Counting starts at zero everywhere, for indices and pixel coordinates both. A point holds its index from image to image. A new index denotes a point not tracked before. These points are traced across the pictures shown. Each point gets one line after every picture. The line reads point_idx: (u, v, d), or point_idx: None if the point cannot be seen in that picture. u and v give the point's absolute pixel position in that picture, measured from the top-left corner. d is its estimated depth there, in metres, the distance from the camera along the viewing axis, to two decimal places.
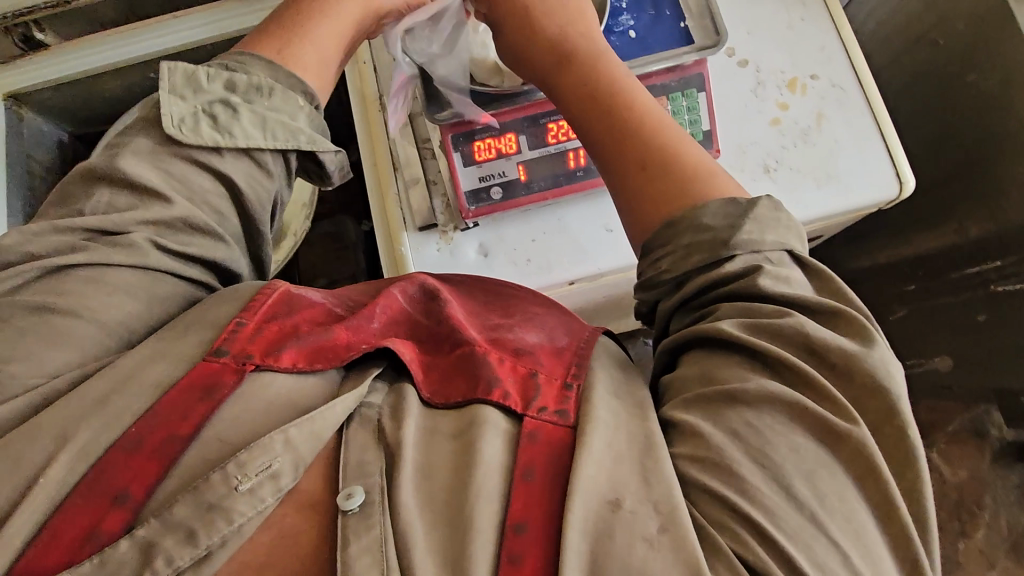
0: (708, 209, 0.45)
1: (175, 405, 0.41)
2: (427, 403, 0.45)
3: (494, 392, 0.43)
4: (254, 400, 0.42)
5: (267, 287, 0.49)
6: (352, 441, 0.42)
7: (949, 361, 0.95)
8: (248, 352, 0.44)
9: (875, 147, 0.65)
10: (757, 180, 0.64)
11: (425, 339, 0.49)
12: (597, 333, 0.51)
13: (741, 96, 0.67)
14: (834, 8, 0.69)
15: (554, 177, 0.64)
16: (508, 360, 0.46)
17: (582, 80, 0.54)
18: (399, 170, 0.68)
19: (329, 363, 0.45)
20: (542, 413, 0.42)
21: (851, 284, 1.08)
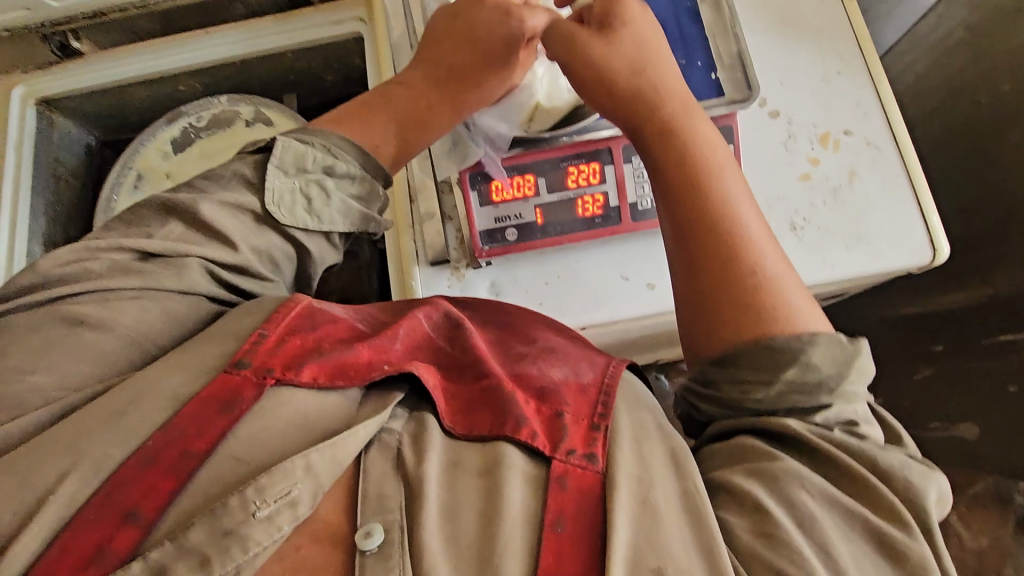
0: (817, 346, 0.41)
1: (194, 420, 0.39)
2: (450, 432, 0.42)
3: (523, 431, 0.41)
4: (274, 418, 0.40)
5: (291, 298, 0.46)
6: (371, 468, 0.40)
7: (974, 431, 0.88)
8: (269, 365, 0.42)
9: (908, 207, 0.63)
10: (781, 236, 0.62)
11: (447, 366, 0.47)
12: (622, 367, 0.47)
13: (771, 147, 0.65)
14: (872, 61, 0.67)
15: (573, 222, 0.61)
16: (534, 401, 0.43)
17: (670, 147, 0.50)
18: (415, 201, 0.67)
19: (349, 382, 0.42)
20: (571, 456, 0.40)
21: (873, 336, 1.04)
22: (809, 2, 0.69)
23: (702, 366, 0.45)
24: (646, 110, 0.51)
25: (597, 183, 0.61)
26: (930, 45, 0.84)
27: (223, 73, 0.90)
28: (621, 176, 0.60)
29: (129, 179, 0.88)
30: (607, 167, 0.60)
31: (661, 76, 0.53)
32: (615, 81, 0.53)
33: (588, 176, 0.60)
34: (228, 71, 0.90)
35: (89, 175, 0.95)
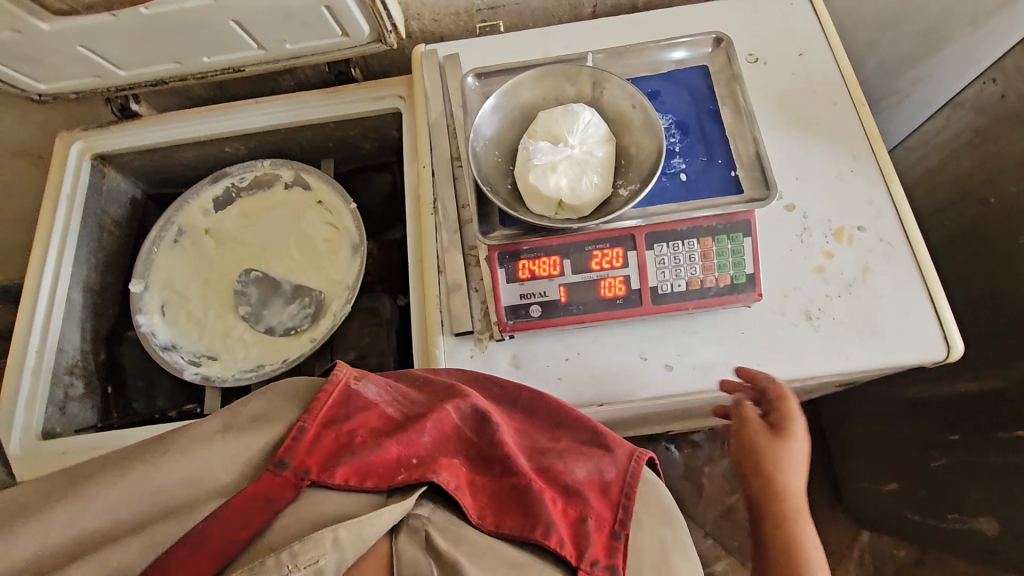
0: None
1: (239, 510, 0.44)
2: (479, 526, 0.47)
3: (551, 537, 0.46)
4: (308, 512, 0.45)
5: (328, 384, 0.52)
6: (403, 553, 0.44)
7: (995, 525, 0.87)
8: (307, 466, 0.47)
9: (920, 305, 0.64)
10: (796, 326, 0.65)
11: (476, 459, 0.52)
12: (644, 459, 0.54)
13: (786, 239, 0.68)
14: (884, 161, 0.70)
15: (595, 302, 0.63)
16: (560, 500, 0.50)
17: (782, 513, 0.57)
18: (444, 272, 0.70)
19: (378, 485, 0.46)
20: (595, 567, 0.46)
21: (905, 412, 1.05)
22: (823, 106, 0.74)
23: None
24: (770, 481, 0.59)
25: (619, 266, 0.62)
26: (940, 143, 0.89)
27: (268, 138, 0.96)
28: (643, 262, 0.62)
29: (170, 234, 0.92)
30: (630, 252, 0.62)
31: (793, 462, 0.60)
32: (759, 446, 0.61)
33: (611, 259, 0.62)
34: (272, 136, 0.96)
35: (133, 225, 1.01)
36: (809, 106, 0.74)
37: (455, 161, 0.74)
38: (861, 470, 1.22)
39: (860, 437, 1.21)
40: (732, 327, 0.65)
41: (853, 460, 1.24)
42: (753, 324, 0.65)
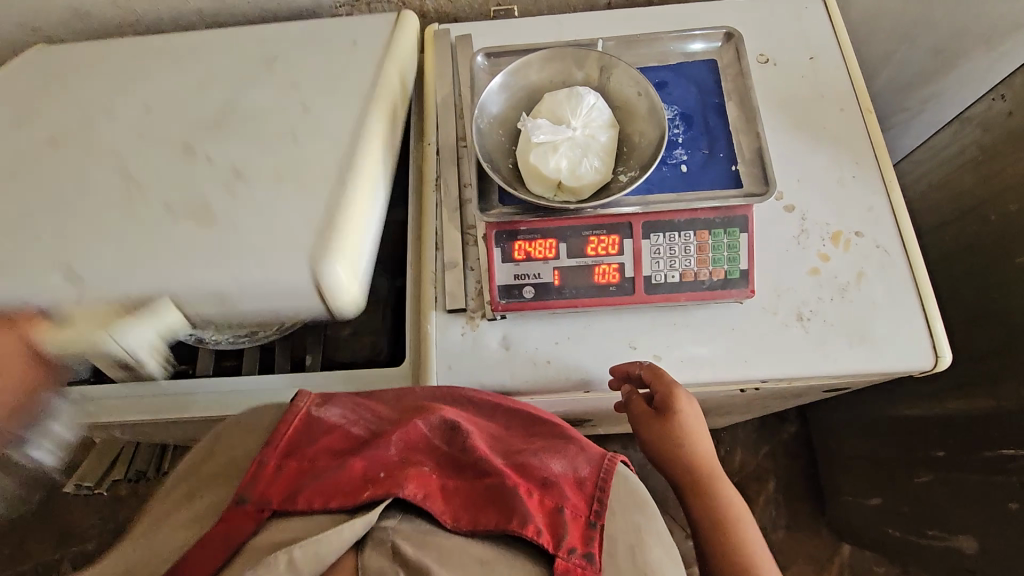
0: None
1: (200, 554, 0.42)
2: (455, 530, 0.45)
3: (528, 527, 0.44)
4: (272, 539, 0.43)
5: (289, 414, 0.54)
6: (368, 565, 0.41)
7: (974, 544, 0.87)
8: (267, 497, 0.46)
9: (912, 314, 0.64)
10: (788, 327, 0.65)
11: (446, 466, 0.50)
12: (616, 459, 0.54)
13: (783, 241, 0.68)
14: (888, 170, 0.70)
15: (588, 287, 0.63)
16: (536, 493, 0.48)
17: (697, 479, 0.61)
18: (441, 249, 0.70)
19: (341, 501, 0.44)
20: (572, 555, 0.44)
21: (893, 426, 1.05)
22: (831, 111, 0.74)
23: None
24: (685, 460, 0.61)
25: (614, 254, 0.63)
26: (946, 158, 0.89)
27: None
28: (638, 251, 0.62)
29: None
30: (626, 240, 0.62)
31: (697, 434, 0.62)
32: (665, 430, 0.61)
33: (607, 245, 0.62)
34: None
35: None
36: (816, 110, 0.74)
37: (460, 141, 0.75)
38: (845, 483, 1.22)
39: (846, 450, 1.21)
40: (723, 323, 0.65)
41: (838, 474, 1.24)
42: (744, 321, 0.65)
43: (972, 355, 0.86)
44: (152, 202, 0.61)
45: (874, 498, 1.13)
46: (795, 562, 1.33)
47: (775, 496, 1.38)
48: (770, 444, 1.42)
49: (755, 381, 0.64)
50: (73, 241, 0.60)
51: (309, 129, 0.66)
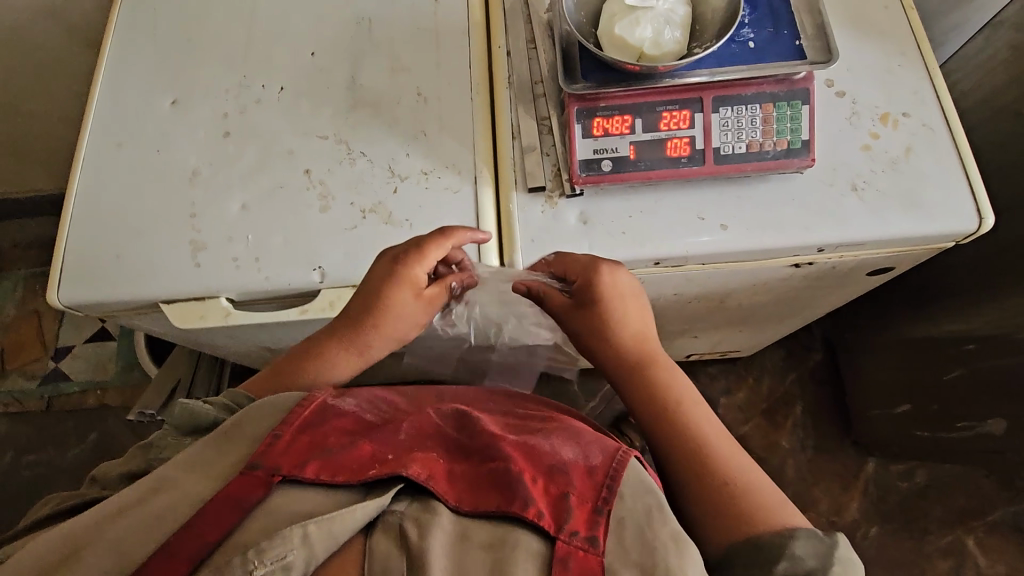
0: (798, 540, 0.51)
1: (213, 512, 0.49)
2: (456, 510, 0.50)
3: (529, 510, 0.49)
4: (278, 509, 0.49)
5: (306, 399, 0.59)
6: (376, 547, 0.47)
7: (1004, 424, 0.95)
8: (277, 465, 0.52)
9: (958, 183, 0.70)
10: (844, 196, 0.70)
11: (456, 452, 0.57)
12: (630, 453, 0.55)
13: (836, 121, 0.73)
14: (930, 60, 0.76)
15: (661, 160, 0.69)
16: (541, 480, 0.52)
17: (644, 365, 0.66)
18: (517, 138, 0.75)
19: (349, 478, 0.52)
20: (574, 537, 0.47)
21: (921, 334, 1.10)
22: (875, 9, 0.79)
23: (709, 536, 0.55)
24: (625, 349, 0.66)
25: (686, 128, 0.68)
26: (979, 66, 0.94)
27: None
28: (708, 124, 0.68)
29: None
30: (697, 114, 0.68)
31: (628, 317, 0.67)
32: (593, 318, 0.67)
33: (679, 120, 0.68)
34: None
35: None
36: (863, 8, 0.79)
37: (529, 44, 0.80)
38: (872, 399, 1.28)
39: (874, 367, 1.27)
40: (785, 194, 0.71)
41: (864, 391, 1.30)
42: (803, 193, 0.70)
43: (1003, 248, 0.91)
44: (337, 204, 0.74)
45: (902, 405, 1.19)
46: (822, 480, 1.39)
47: (803, 419, 1.44)
48: (796, 371, 1.47)
49: (816, 246, 0.70)
50: (275, 255, 0.72)
51: (438, 123, 0.77)
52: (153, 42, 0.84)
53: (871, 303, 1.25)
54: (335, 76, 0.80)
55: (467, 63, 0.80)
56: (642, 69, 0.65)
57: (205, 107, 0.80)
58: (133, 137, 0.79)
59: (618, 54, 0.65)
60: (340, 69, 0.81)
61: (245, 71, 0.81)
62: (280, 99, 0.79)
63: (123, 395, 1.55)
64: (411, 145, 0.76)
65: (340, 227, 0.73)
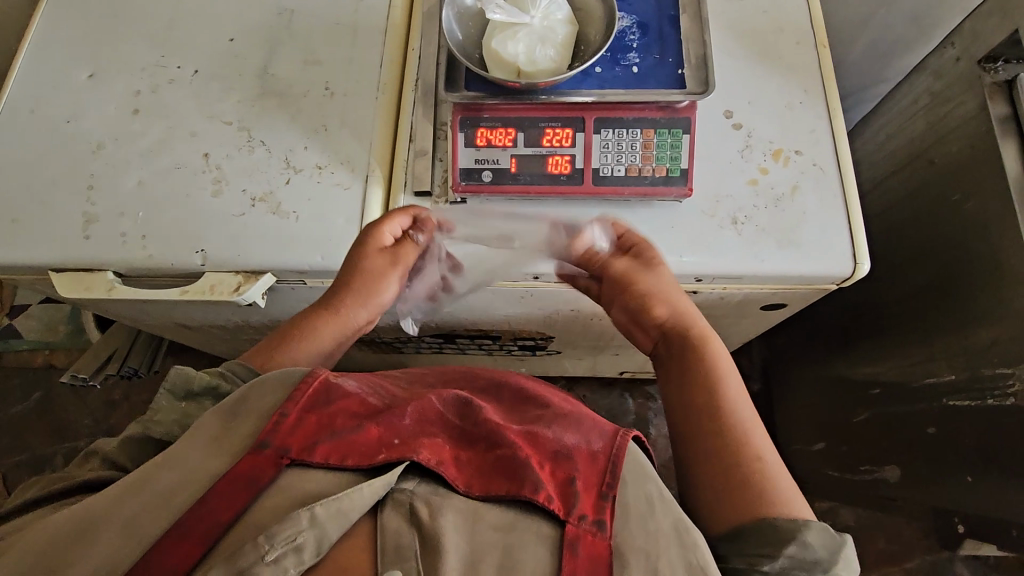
0: (811, 529, 0.51)
1: (222, 497, 0.49)
2: (466, 493, 0.52)
3: (540, 494, 0.51)
4: (290, 487, 0.50)
5: (308, 376, 0.57)
6: (388, 524, 0.48)
7: (898, 472, 0.93)
8: (286, 445, 0.52)
9: (838, 225, 0.70)
10: (722, 228, 0.70)
11: (460, 437, 0.58)
12: (628, 436, 0.60)
13: (728, 152, 0.73)
14: (832, 99, 0.76)
15: (540, 176, 0.69)
16: (547, 466, 0.54)
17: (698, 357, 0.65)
18: (413, 140, 0.76)
19: (359, 461, 0.51)
20: (583, 522, 0.50)
21: (837, 372, 1.10)
22: (787, 43, 0.79)
23: (723, 520, 0.55)
24: (688, 340, 0.66)
25: (568, 146, 0.69)
26: (903, 108, 0.94)
27: None
28: (589, 143, 0.69)
29: None
30: (579, 134, 0.69)
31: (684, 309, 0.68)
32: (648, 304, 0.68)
33: (561, 138, 0.69)
34: None
35: None
36: (773, 42, 0.79)
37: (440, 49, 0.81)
38: (795, 432, 1.27)
39: (798, 401, 1.26)
40: (663, 221, 0.71)
41: (790, 424, 1.29)
42: (682, 220, 0.71)
43: (909, 293, 0.90)
44: (230, 190, 0.75)
45: (820, 443, 1.17)
46: None
47: None
48: None
49: (691, 275, 0.70)
50: (163, 233, 0.74)
51: (340, 118, 0.78)
52: (78, 15, 0.86)
53: (803, 336, 1.24)
54: (249, 63, 0.82)
55: (378, 62, 0.81)
56: (521, 86, 0.66)
57: (119, 83, 0.81)
58: (45, 106, 0.81)
59: (495, 71, 0.66)
60: (255, 56, 0.82)
61: (163, 51, 0.83)
62: (192, 81, 0.81)
63: (70, 356, 1.58)
64: (310, 138, 0.77)
65: (229, 212, 0.74)
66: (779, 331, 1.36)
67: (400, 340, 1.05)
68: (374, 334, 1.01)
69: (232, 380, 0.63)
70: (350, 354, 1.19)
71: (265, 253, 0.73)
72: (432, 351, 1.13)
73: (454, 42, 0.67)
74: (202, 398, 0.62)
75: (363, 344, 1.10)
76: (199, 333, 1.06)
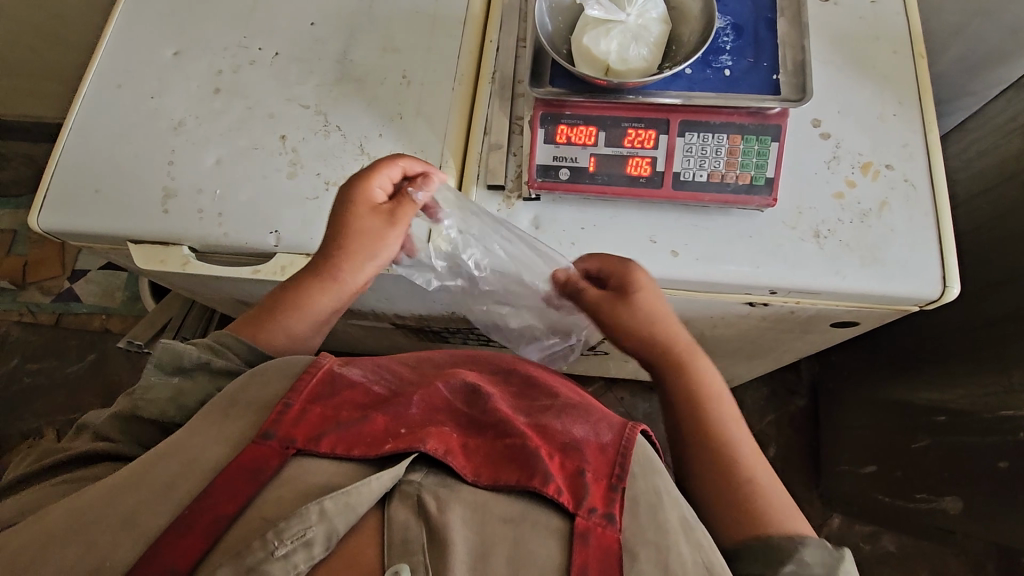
0: (808, 546, 0.50)
1: (224, 489, 0.48)
2: (475, 483, 0.51)
3: (549, 486, 0.49)
4: (296, 476, 0.49)
5: (313, 365, 0.58)
6: (395, 517, 0.47)
7: (958, 504, 0.90)
8: (291, 436, 0.52)
9: (927, 246, 0.67)
10: (803, 241, 0.68)
11: (469, 427, 0.56)
12: (636, 431, 0.57)
13: (814, 163, 0.70)
14: (928, 113, 0.72)
15: (619, 176, 0.68)
16: (556, 457, 0.53)
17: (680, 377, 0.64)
18: (488, 133, 0.76)
19: (365, 451, 0.51)
20: (592, 514, 0.49)
21: (899, 395, 1.06)
22: (883, 52, 0.75)
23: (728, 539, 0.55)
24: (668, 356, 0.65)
25: (649, 148, 0.68)
26: (997, 126, 0.89)
27: None
28: (672, 147, 0.67)
29: None
30: (662, 135, 0.67)
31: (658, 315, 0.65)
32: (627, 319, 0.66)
33: (643, 139, 0.68)
34: None
35: None
36: (868, 49, 0.76)
37: (520, 42, 0.80)
38: (843, 453, 1.24)
39: (850, 422, 1.22)
40: (742, 230, 0.69)
41: (838, 444, 1.26)
42: (761, 230, 0.68)
43: (989, 320, 0.86)
44: (304, 173, 0.76)
45: (870, 466, 1.14)
46: None
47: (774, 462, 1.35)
48: (777, 413, 1.39)
49: (768, 288, 0.68)
50: (237, 214, 0.75)
51: (415, 108, 0.78)
52: None
53: (862, 355, 1.20)
54: (329, 48, 0.82)
55: (457, 53, 0.80)
56: (610, 84, 0.65)
57: (202, 61, 0.83)
58: (131, 81, 0.83)
59: (584, 68, 0.65)
60: (335, 42, 0.82)
61: (246, 31, 0.84)
62: (272, 63, 0.82)
63: (125, 322, 1.63)
64: (385, 125, 0.77)
65: (303, 196, 0.75)
66: (834, 347, 1.31)
67: (449, 330, 1.05)
68: (426, 323, 1.01)
69: (222, 354, 0.63)
70: (396, 340, 1.20)
71: None
72: (479, 343, 1.12)
73: (543, 36, 0.66)
74: (194, 372, 0.61)
75: (412, 331, 1.10)
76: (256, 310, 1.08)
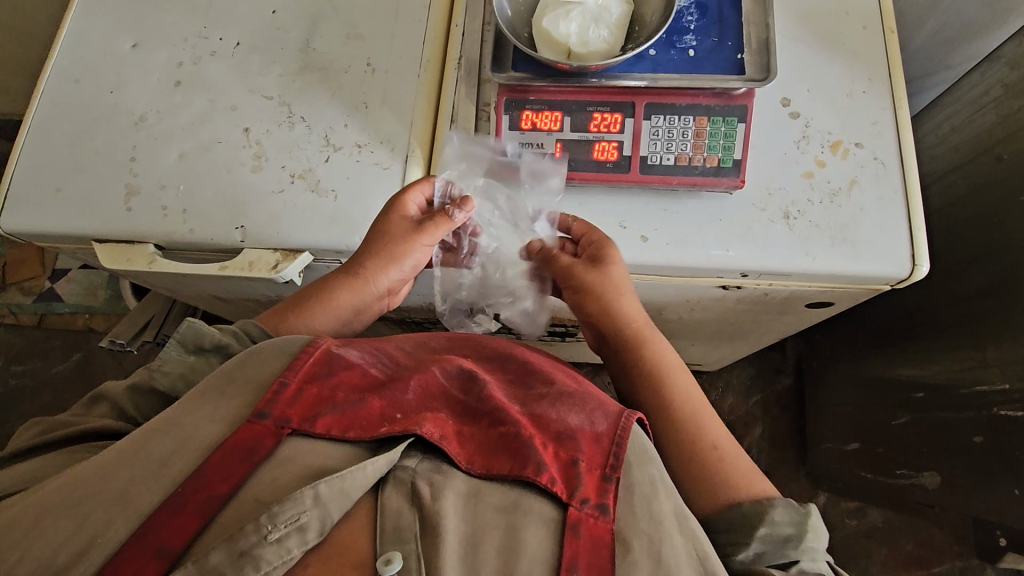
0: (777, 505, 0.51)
1: (219, 469, 0.47)
2: (467, 471, 0.50)
3: (543, 475, 0.49)
4: (290, 460, 0.49)
5: (310, 346, 0.56)
6: (388, 503, 0.47)
7: (937, 479, 0.91)
8: (286, 416, 0.51)
9: (896, 226, 0.67)
10: (773, 223, 0.67)
11: (460, 412, 0.56)
12: (633, 419, 0.55)
13: (783, 144, 0.70)
14: (899, 89, 0.71)
15: (586, 162, 0.68)
16: (551, 446, 0.52)
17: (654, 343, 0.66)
18: (455, 121, 0.75)
19: (361, 434, 0.51)
20: (585, 506, 0.48)
21: (879, 372, 1.06)
22: (852, 28, 0.74)
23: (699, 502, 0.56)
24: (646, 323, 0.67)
25: (615, 132, 0.67)
26: (970, 100, 0.89)
27: None
28: (639, 130, 0.67)
29: None
30: (628, 119, 0.67)
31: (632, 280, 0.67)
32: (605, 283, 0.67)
33: (610, 123, 0.67)
34: None
35: None
36: (836, 25, 0.74)
37: (485, 26, 0.80)
38: (827, 431, 1.24)
39: (833, 400, 1.22)
40: (710, 214, 0.68)
41: (822, 422, 1.26)
42: (733, 215, 0.68)
43: (961, 296, 0.87)
44: (269, 166, 0.75)
45: (853, 443, 1.14)
46: None
47: (760, 441, 1.36)
48: (762, 393, 1.40)
49: (739, 271, 0.68)
50: (204, 210, 0.74)
51: (381, 96, 0.76)
52: None
53: (843, 333, 1.20)
54: (292, 37, 0.80)
55: (422, 39, 0.78)
56: (571, 69, 0.64)
57: (163, 54, 0.81)
58: (90, 76, 0.81)
59: (544, 51, 0.65)
60: (298, 30, 0.80)
61: (205, 22, 0.82)
62: (234, 54, 0.80)
63: (108, 321, 1.62)
64: (351, 115, 0.76)
65: (269, 189, 0.74)
66: (815, 326, 1.32)
67: (430, 320, 1.04)
68: (404, 314, 1.00)
69: (243, 341, 0.62)
70: (378, 332, 1.19)
71: (303, 232, 0.72)
72: None
73: (503, 20, 0.65)
74: (211, 356, 0.61)
75: (393, 322, 1.09)
76: (234, 305, 1.07)
